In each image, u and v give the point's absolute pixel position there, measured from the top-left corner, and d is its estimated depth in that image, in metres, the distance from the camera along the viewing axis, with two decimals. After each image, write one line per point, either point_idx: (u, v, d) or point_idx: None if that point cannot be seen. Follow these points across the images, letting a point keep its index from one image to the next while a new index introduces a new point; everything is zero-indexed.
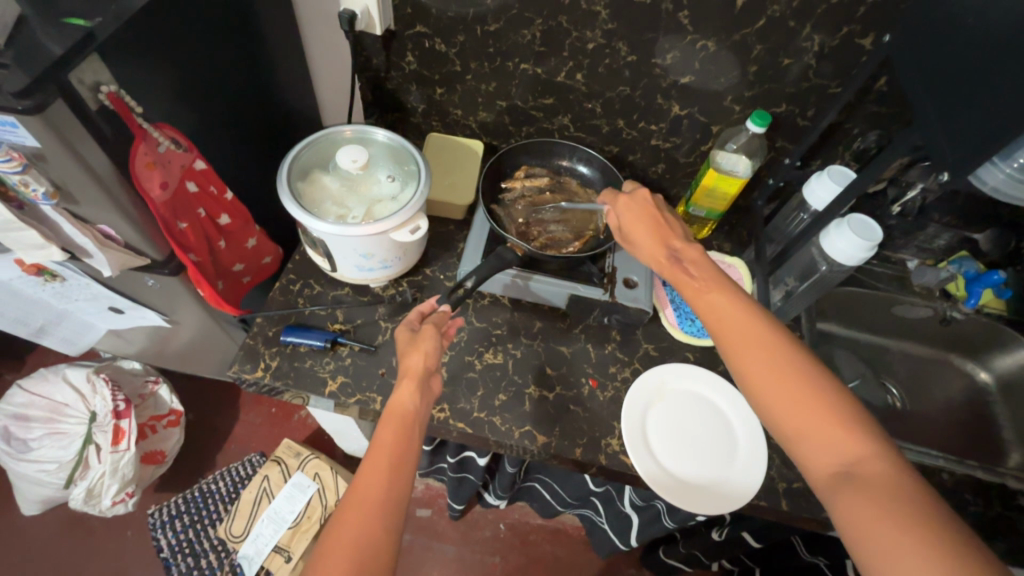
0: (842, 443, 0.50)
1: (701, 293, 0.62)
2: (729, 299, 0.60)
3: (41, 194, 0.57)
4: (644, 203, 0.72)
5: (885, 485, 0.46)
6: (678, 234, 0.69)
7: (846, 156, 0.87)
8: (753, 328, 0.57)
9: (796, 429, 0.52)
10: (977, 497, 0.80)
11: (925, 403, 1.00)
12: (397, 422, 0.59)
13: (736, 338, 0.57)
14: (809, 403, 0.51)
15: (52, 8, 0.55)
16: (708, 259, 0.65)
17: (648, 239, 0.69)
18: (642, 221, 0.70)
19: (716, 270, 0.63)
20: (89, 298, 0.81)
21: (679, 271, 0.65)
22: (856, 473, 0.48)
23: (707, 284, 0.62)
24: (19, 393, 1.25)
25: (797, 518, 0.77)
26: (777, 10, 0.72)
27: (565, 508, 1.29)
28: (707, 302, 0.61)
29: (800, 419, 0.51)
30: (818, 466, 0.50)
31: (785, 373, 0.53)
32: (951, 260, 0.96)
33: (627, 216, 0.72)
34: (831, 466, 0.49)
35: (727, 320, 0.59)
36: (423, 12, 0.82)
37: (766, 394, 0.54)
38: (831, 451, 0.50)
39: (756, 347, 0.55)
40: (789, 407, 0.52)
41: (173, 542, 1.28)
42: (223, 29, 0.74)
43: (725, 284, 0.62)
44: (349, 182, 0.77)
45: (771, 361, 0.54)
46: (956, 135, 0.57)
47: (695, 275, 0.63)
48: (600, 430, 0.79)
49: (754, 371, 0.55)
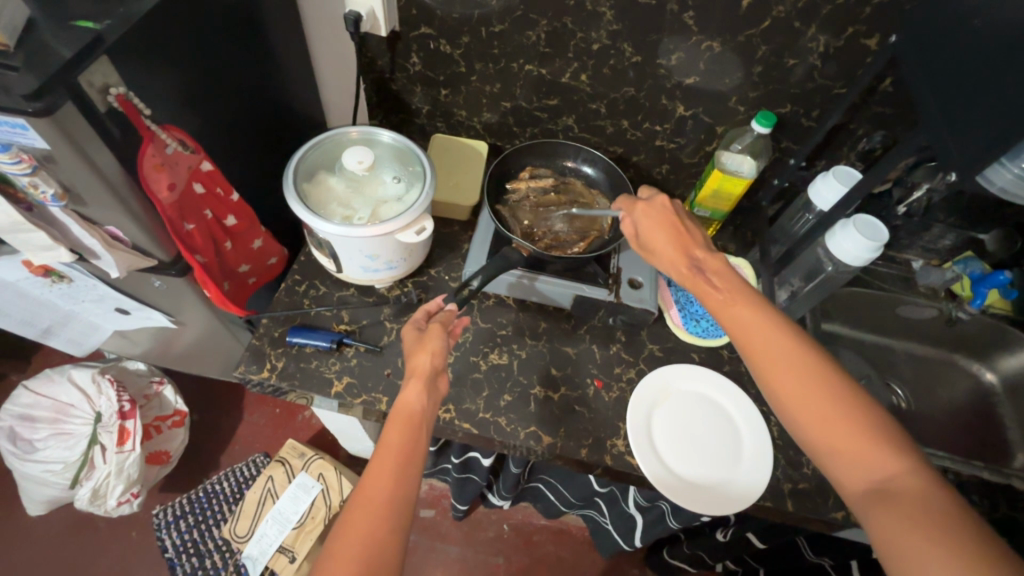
0: (874, 458, 0.51)
1: (725, 304, 0.62)
2: (754, 311, 0.60)
3: (50, 196, 0.58)
4: (663, 211, 0.70)
5: (919, 498, 0.48)
6: (699, 244, 0.68)
7: (852, 156, 0.87)
8: (781, 342, 0.58)
9: (830, 443, 0.53)
10: (983, 498, 0.80)
11: (930, 404, 1.00)
12: (404, 422, 0.59)
13: (765, 352, 0.57)
14: (841, 419, 0.53)
15: (61, 10, 0.56)
16: (731, 270, 0.65)
17: (669, 248, 0.68)
18: (661, 228, 0.69)
19: (740, 283, 0.63)
20: (96, 299, 0.82)
21: (701, 281, 0.65)
22: (889, 488, 0.49)
23: (733, 296, 0.62)
24: (25, 394, 1.25)
25: (803, 519, 0.76)
26: (782, 10, 0.72)
27: (569, 509, 1.28)
28: (732, 315, 0.61)
29: (832, 434, 0.53)
30: (850, 479, 0.52)
31: (817, 389, 0.54)
32: (957, 260, 0.95)
33: (645, 223, 0.70)
34: (865, 481, 0.51)
35: (755, 333, 0.59)
36: (428, 13, 0.82)
37: (798, 410, 0.55)
38: (864, 466, 0.51)
39: (786, 363, 0.56)
40: (822, 423, 0.53)
41: (178, 542, 1.29)
42: (230, 31, 0.74)
43: (750, 297, 0.62)
44: (355, 183, 0.77)
45: (802, 376, 0.55)
46: (962, 136, 0.57)
47: (718, 285, 0.63)
48: (605, 430, 0.79)
49: (785, 386, 0.55)
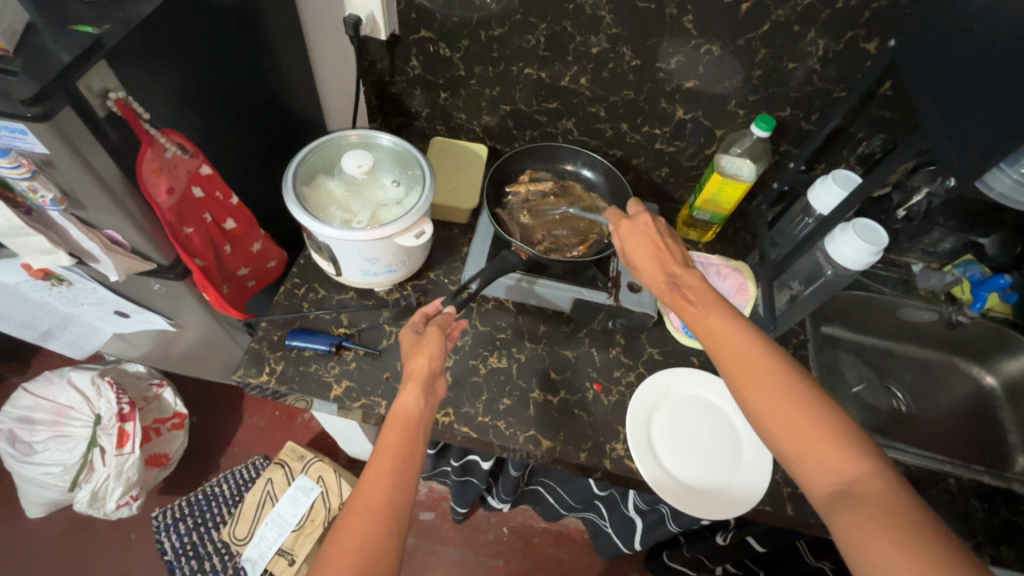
0: (840, 461, 0.50)
1: (701, 318, 0.61)
2: (729, 324, 0.60)
3: (50, 200, 0.57)
4: (645, 227, 0.71)
5: (882, 501, 0.47)
6: (677, 258, 0.68)
7: (851, 160, 0.87)
8: (752, 350, 0.57)
9: (797, 448, 0.52)
10: (984, 502, 0.80)
11: (930, 408, 1.00)
12: (402, 426, 0.59)
13: (736, 361, 0.57)
14: (807, 424, 0.52)
15: (60, 15, 0.56)
16: (707, 282, 0.64)
17: (647, 262, 0.68)
18: (642, 244, 0.69)
19: (715, 294, 0.63)
20: (95, 303, 0.82)
21: (679, 296, 0.64)
22: (853, 490, 0.48)
23: (706, 308, 0.62)
24: (24, 396, 1.25)
25: (803, 524, 0.76)
26: (782, 14, 0.72)
27: (569, 512, 1.28)
28: (706, 327, 0.60)
29: (799, 438, 0.52)
30: (816, 484, 0.51)
31: (784, 395, 0.54)
32: (957, 264, 0.95)
33: (628, 239, 0.71)
34: (830, 484, 0.50)
35: (726, 341, 0.58)
36: (427, 17, 0.82)
37: (766, 416, 0.54)
38: (829, 469, 0.50)
39: (754, 370, 0.56)
40: (787, 428, 0.52)
41: (177, 545, 1.28)
42: (230, 35, 0.74)
43: (725, 308, 0.61)
44: (354, 187, 0.77)
45: (771, 383, 0.54)
46: (961, 140, 0.57)
47: (694, 300, 0.63)
48: (605, 435, 0.79)
49: (753, 393, 0.55)
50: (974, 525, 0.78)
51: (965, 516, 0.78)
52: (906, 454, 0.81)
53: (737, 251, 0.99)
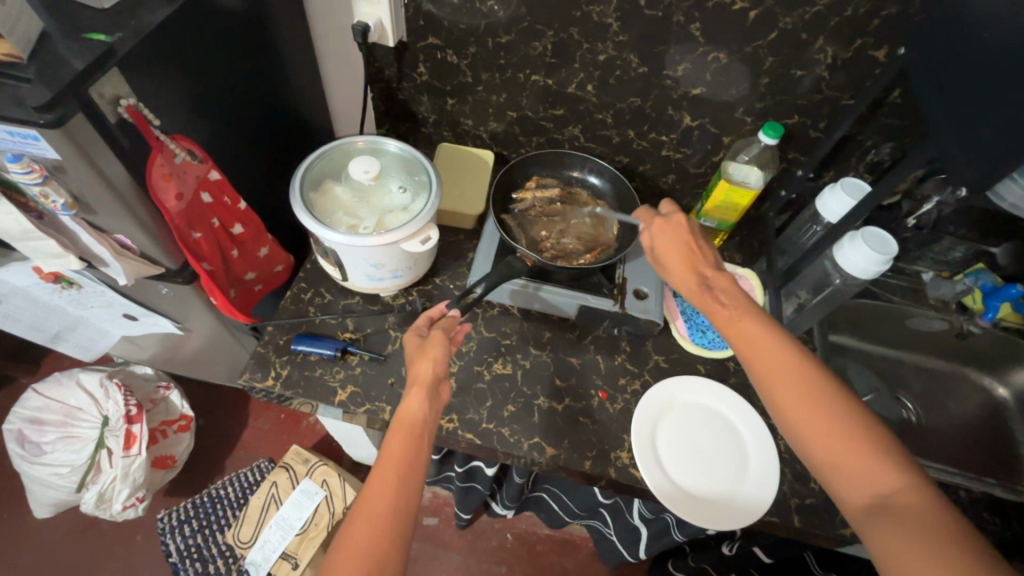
0: (876, 471, 0.49)
1: (732, 321, 0.61)
2: (762, 328, 0.59)
3: (61, 205, 0.58)
4: (678, 229, 0.70)
5: (919, 514, 0.46)
6: (709, 261, 0.68)
7: (860, 168, 0.86)
8: (787, 358, 0.56)
9: (832, 457, 0.51)
10: (996, 516, 0.78)
11: (942, 419, 0.98)
12: (405, 431, 0.59)
13: (769, 367, 0.57)
14: (842, 433, 0.51)
15: (73, 23, 0.57)
16: (739, 287, 0.64)
17: (678, 263, 0.67)
18: (675, 246, 0.69)
19: (748, 299, 0.62)
20: (105, 305, 0.82)
21: (710, 299, 0.64)
22: (890, 502, 0.48)
23: (739, 311, 0.61)
24: (34, 397, 1.26)
25: (810, 536, 0.75)
26: (789, 22, 0.72)
27: (573, 519, 1.27)
28: (738, 331, 0.60)
29: (832, 446, 0.51)
30: (851, 493, 0.50)
31: (817, 402, 0.53)
32: (968, 273, 0.94)
33: (661, 239, 0.70)
34: (865, 494, 0.49)
35: (759, 347, 0.58)
36: (435, 25, 0.83)
37: (798, 422, 0.54)
38: (861, 478, 0.50)
39: (790, 374, 0.55)
40: (824, 436, 0.52)
41: (182, 547, 1.29)
42: (240, 43, 0.75)
43: (757, 313, 0.61)
44: (361, 192, 0.77)
45: (808, 390, 0.54)
46: (973, 149, 0.56)
47: (727, 303, 0.62)
48: (610, 442, 0.78)
49: (786, 397, 0.55)
50: (986, 540, 0.76)
51: (976, 530, 0.77)
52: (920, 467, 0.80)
53: (743, 258, 0.99)
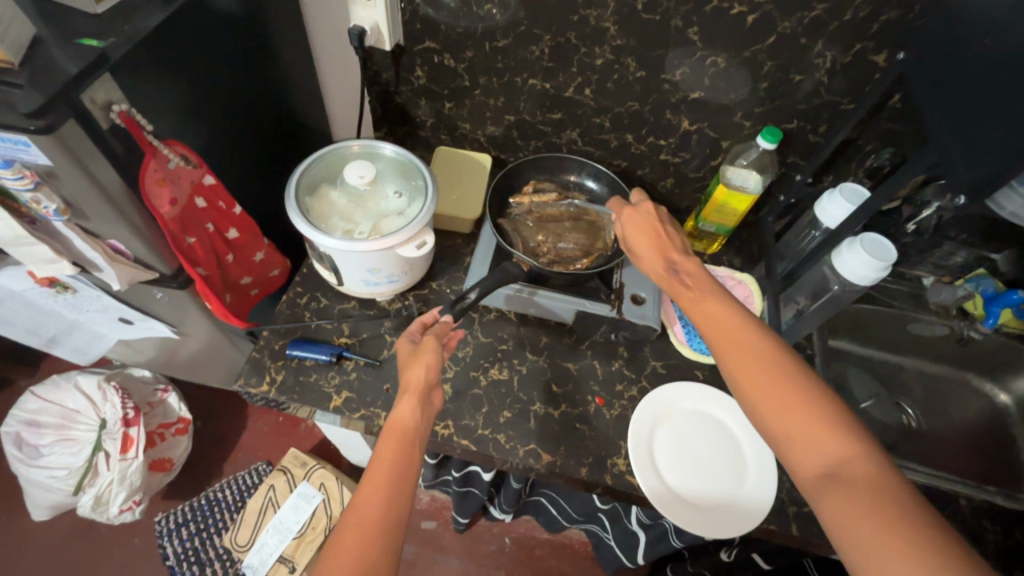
0: (830, 444, 0.49)
1: (696, 302, 0.62)
2: (724, 308, 0.60)
3: (52, 211, 0.57)
4: (646, 215, 0.71)
5: (871, 485, 0.46)
6: (677, 246, 0.69)
7: (859, 173, 0.85)
8: (746, 336, 0.57)
9: (787, 431, 0.51)
10: (996, 524, 0.78)
11: (942, 424, 0.97)
12: (397, 439, 0.58)
13: (729, 345, 0.57)
14: (798, 406, 0.51)
15: (67, 28, 0.57)
16: (706, 270, 0.65)
17: (647, 247, 0.68)
18: (643, 231, 0.70)
19: (714, 282, 0.63)
20: (100, 310, 0.82)
21: (676, 281, 0.65)
22: (841, 474, 0.47)
23: (705, 293, 0.62)
24: (31, 399, 1.26)
25: (809, 544, 0.75)
26: (788, 26, 0.71)
27: (571, 524, 1.27)
28: (703, 312, 0.61)
29: (786, 419, 0.51)
30: (803, 466, 0.50)
31: (774, 377, 0.53)
32: (969, 278, 0.93)
33: (629, 224, 0.71)
34: (818, 467, 0.49)
35: (721, 325, 0.59)
36: (432, 28, 0.82)
37: (756, 396, 0.53)
38: (816, 451, 0.49)
39: (747, 350, 0.56)
40: (779, 410, 0.52)
41: (179, 550, 1.29)
42: (235, 46, 0.74)
43: (721, 294, 0.62)
44: (356, 197, 0.77)
45: (764, 364, 0.54)
46: (972, 155, 0.55)
47: (691, 285, 0.63)
48: (606, 449, 0.78)
49: (745, 373, 0.55)
50: (986, 548, 0.76)
51: (976, 538, 0.76)
52: (920, 474, 0.79)
53: (743, 263, 0.98)
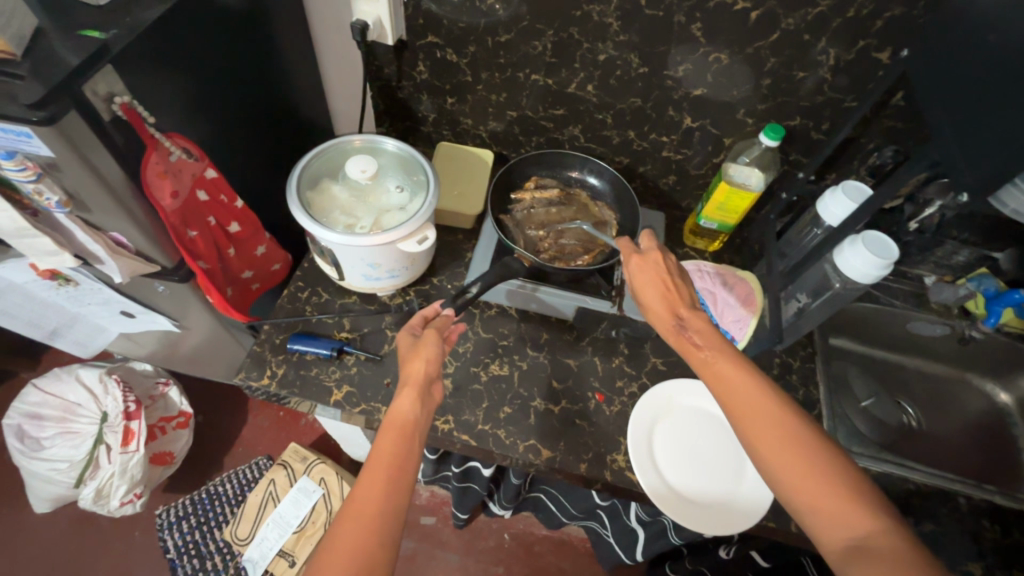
0: (851, 516, 0.50)
1: (709, 363, 0.61)
2: (737, 370, 0.60)
3: (55, 203, 0.58)
4: (655, 265, 0.70)
5: (897, 557, 0.46)
6: (685, 300, 0.68)
7: (862, 171, 0.85)
8: (760, 401, 0.57)
9: (809, 502, 0.51)
10: (994, 524, 0.78)
11: (941, 424, 0.97)
12: (397, 431, 0.58)
13: (745, 414, 0.57)
14: (818, 477, 0.52)
15: (69, 20, 0.57)
16: (714, 326, 0.64)
17: (657, 301, 0.68)
18: (653, 283, 0.69)
19: (723, 340, 0.63)
20: (101, 302, 0.82)
21: (686, 339, 0.64)
22: (866, 547, 0.48)
23: (716, 354, 0.61)
24: (33, 392, 1.27)
25: (807, 541, 0.75)
26: (791, 23, 0.71)
27: (571, 521, 1.27)
28: (716, 375, 0.60)
29: (808, 492, 0.51)
30: (829, 538, 0.50)
31: (792, 448, 0.53)
32: (970, 277, 0.93)
33: (638, 277, 0.70)
34: (844, 539, 0.49)
35: (735, 389, 0.58)
36: (434, 23, 0.82)
37: (775, 467, 0.54)
38: (839, 523, 0.50)
39: (763, 418, 0.56)
40: (800, 482, 0.52)
41: (180, 543, 1.29)
42: (237, 39, 0.74)
43: (731, 356, 0.61)
44: (358, 192, 0.77)
45: (781, 434, 0.54)
46: (976, 153, 0.55)
47: (702, 343, 0.63)
48: (606, 446, 0.78)
49: (764, 444, 0.54)
50: (985, 548, 0.76)
51: (975, 538, 0.76)
52: (916, 472, 0.80)
53: (744, 261, 0.98)
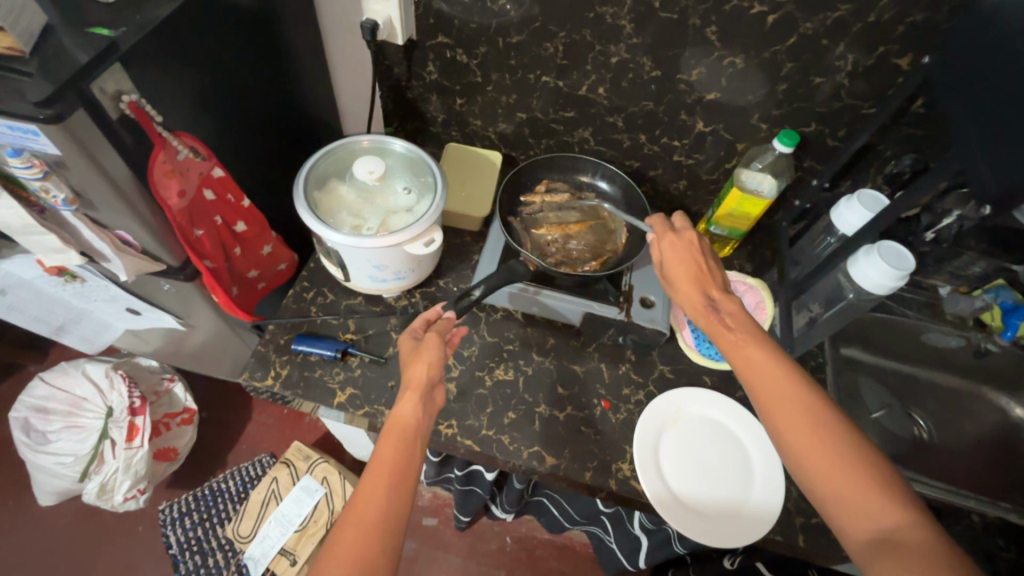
0: (879, 508, 0.48)
1: (738, 346, 0.60)
2: (767, 355, 0.59)
3: (61, 201, 0.57)
4: (690, 247, 0.70)
5: (925, 552, 0.45)
6: (718, 284, 0.67)
7: (879, 180, 0.83)
8: (790, 386, 0.56)
9: (836, 492, 0.50)
10: (1011, 543, 0.76)
11: (954, 437, 0.95)
12: (397, 436, 0.57)
13: (773, 399, 0.56)
14: (846, 467, 0.50)
15: (79, 17, 0.56)
16: (746, 312, 0.64)
17: (686, 283, 0.67)
18: (684, 264, 0.68)
19: (756, 326, 0.62)
20: (107, 299, 0.82)
21: (716, 321, 0.63)
22: (893, 540, 0.47)
23: (747, 338, 0.60)
24: (40, 385, 1.27)
25: (815, 556, 0.73)
26: (810, 27, 0.69)
27: (573, 526, 1.26)
28: (745, 358, 0.59)
29: (835, 480, 0.50)
30: (853, 528, 0.49)
31: (820, 437, 0.52)
32: (987, 289, 0.90)
33: (670, 254, 0.70)
34: (870, 530, 0.48)
35: (766, 376, 0.57)
36: (446, 22, 0.81)
37: (799, 452, 0.53)
38: (865, 514, 0.48)
39: (795, 404, 0.54)
40: (825, 468, 0.51)
41: (183, 539, 1.30)
42: (246, 36, 0.74)
43: (765, 341, 0.60)
44: (365, 192, 0.76)
45: (806, 416, 0.54)
46: (1000, 164, 0.54)
47: (732, 326, 0.62)
48: (611, 454, 0.77)
49: (790, 431, 0.54)
50: (1001, 569, 0.74)
51: (989, 558, 0.74)
52: (928, 488, 0.78)
53: (754, 268, 0.96)
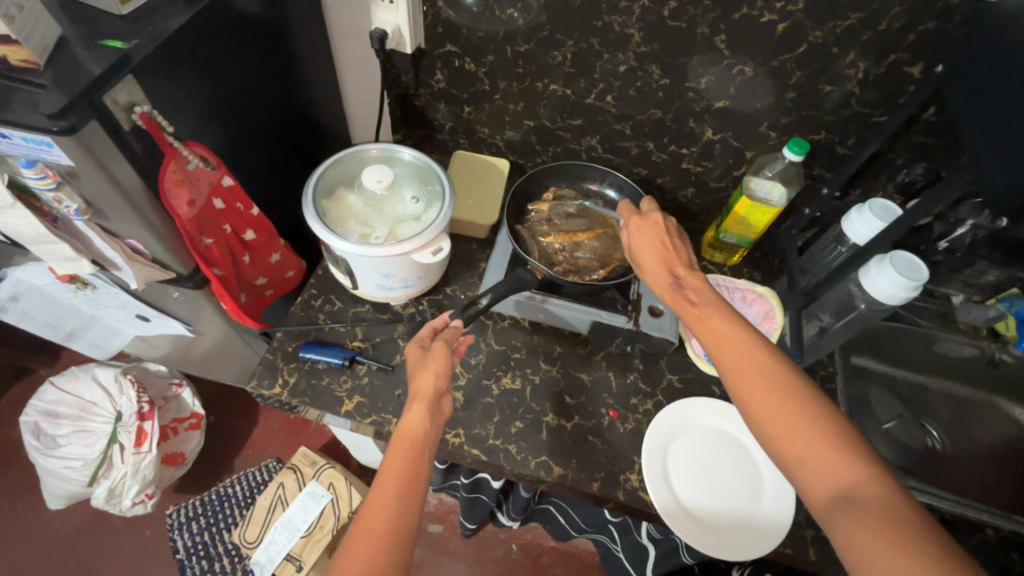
0: (840, 467, 0.48)
1: (702, 320, 0.61)
2: (731, 327, 0.59)
3: (74, 211, 0.57)
4: (655, 228, 0.71)
5: (883, 506, 0.45)
6: (684, 261, 0.67)
7: (890, 188, 0.83)
8: (752, 355, 0.56)
9: (798, 456, 0.50)
10: None
11: (968, 448, 0.94)
12: (406, 447, 0.57)
13: (735, 369, 0.56)
14: (807, 430, 0.50)
15: (93, 30, 0.57)
16: (711, 287, 0.64)
17: (654, 263, 0.68)
18: (650, 244, 0.69)
19: (720, 300, 0.62)
20: (118, 307, 0.83)
21: (680, 297, 0.63)
22: (853, 497, 0.46)
23: (711, 310, 0.61)
24: (51, 389, 1.29)
25: (826, 570, 0.72)
26: (819, 35, 0.69)
27: (579, 534, 1.25)
28: (709, 330, 0.59)
29: (797, 443, 0.50)
30: (816, 490, 0.48)
31: (783, 402, 0.52)
32: (1002, 298, 0.88)
33: (637, 237, 0.71)
34: (832, 489, 0.47)
35: (729, 347, 0.57)
36: (453, 31, 0.82)
37: (764, 420, 0.53)
38: (826, 473, 0.48)
39: (757, 370, 0.54)
40: (787, 431, 0.51)
41: (189, 544, 1.30)
42: (256, 47, 0.74)
43: (728, 314, 0.60)
44: (372, 202, 0.77)
45: (766, 382, 0.54)
46: (1014, 173, 0.53)
47: (695, 301, 0.62)
48: (619, 464, 0.76)
49: (753, 398, 0.53)
50: None
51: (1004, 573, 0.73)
52: (939, 500, 0.77)
53: (762, 277, 0.96)
